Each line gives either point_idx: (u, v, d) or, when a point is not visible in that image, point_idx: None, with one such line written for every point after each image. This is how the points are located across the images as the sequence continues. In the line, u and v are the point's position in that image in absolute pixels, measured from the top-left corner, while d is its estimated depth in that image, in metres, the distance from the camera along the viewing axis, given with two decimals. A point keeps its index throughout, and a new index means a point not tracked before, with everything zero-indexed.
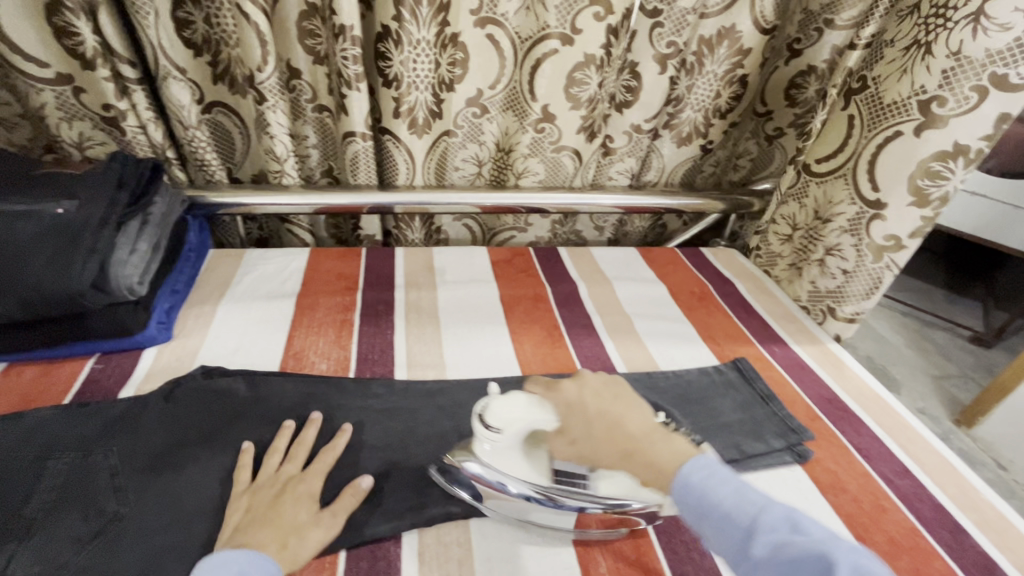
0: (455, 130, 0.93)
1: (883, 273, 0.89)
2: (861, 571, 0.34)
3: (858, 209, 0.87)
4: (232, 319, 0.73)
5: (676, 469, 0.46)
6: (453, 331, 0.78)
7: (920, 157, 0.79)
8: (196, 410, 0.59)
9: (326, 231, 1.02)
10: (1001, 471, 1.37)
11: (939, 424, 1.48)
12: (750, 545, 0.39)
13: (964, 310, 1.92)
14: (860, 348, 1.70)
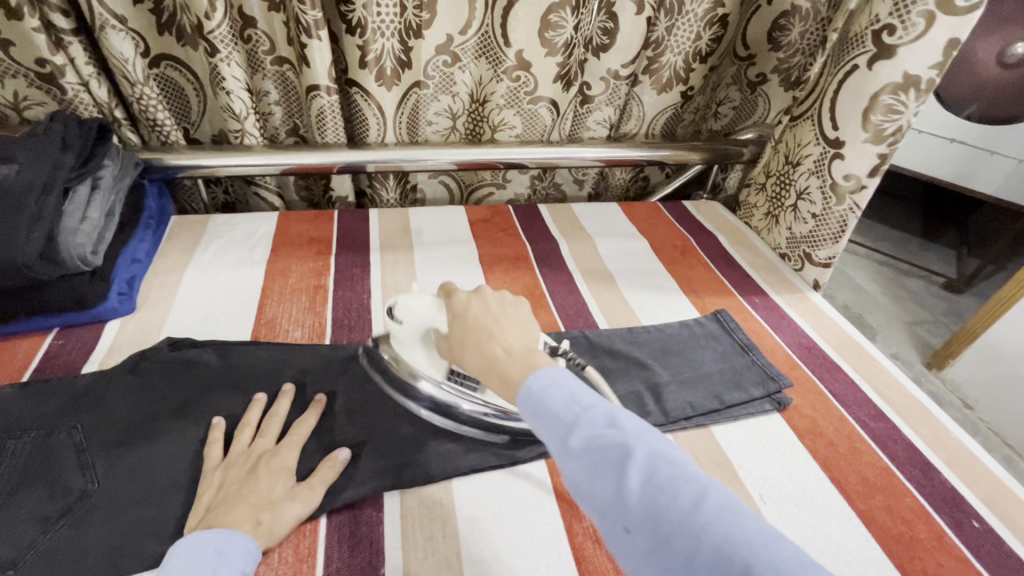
0: (425, 81, 0.88)
1: (847, 218, 0.85)
2: (656, 458, 0.38)
3: (821, 149, 0.86)
4: (199, 288, 0.71)
5: (525, 376, 0.46)
6: (432, 294, 0.76)
7: (871, 91, 0.77)
8: (165, 383, 0.57)
9: (297, 192, 0.97)
10: (967, 411, 1.43)
11: (911, 369, 1.52)
12: (570, 440, 0.40)
13: (938, 257, 1.96)
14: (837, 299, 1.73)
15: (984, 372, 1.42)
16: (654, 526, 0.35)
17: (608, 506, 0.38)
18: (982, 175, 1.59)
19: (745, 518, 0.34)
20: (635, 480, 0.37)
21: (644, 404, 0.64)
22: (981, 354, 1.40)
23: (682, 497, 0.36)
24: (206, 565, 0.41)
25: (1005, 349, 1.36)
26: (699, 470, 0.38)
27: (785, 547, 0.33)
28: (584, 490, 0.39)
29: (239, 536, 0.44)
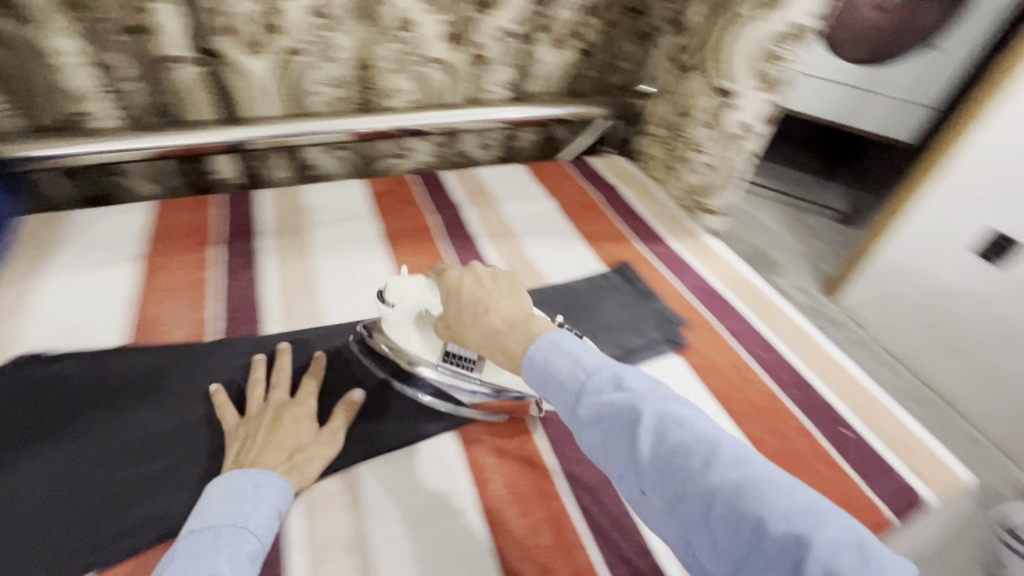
0: (301, 47, 0.82)
1: (742, 156, 0.94)
2: (666, 419, 0.40)
3: (720, 98, 0.91)
4: (69, 292, 0.65)
5: (528, 345, 0.48)
6: (339, 277, 0.74)
7: (767, 40, 0.84)
8: (38, 398, 0.54)
9: (175, 177, 0.88)
10: (862, 332, 1.57)
11: (812, 299, 1.65)
12: (579, 407, 0.43)
13: (835, 194, 2.11)
14: (746, 241, 1.84)
15: (875, 295, 1.54)
16: (669, 484, 0.38)
17: (623, 467, 0.40)
18: (862, 114, 1.67)
19: (762, 477, 0.36)
20: (646, 442, 0.39)
21: None
22: (868, 279, 1.54)
23: (696, 455, 0.38)
24: (249, 500, 0.46)
25: (885, 274, 1.50)
26: (713, 429, 0.40)
27: (801, 502, 0.35)
28: (599, 450, 0.42)
29: (276, 479, 0.49)
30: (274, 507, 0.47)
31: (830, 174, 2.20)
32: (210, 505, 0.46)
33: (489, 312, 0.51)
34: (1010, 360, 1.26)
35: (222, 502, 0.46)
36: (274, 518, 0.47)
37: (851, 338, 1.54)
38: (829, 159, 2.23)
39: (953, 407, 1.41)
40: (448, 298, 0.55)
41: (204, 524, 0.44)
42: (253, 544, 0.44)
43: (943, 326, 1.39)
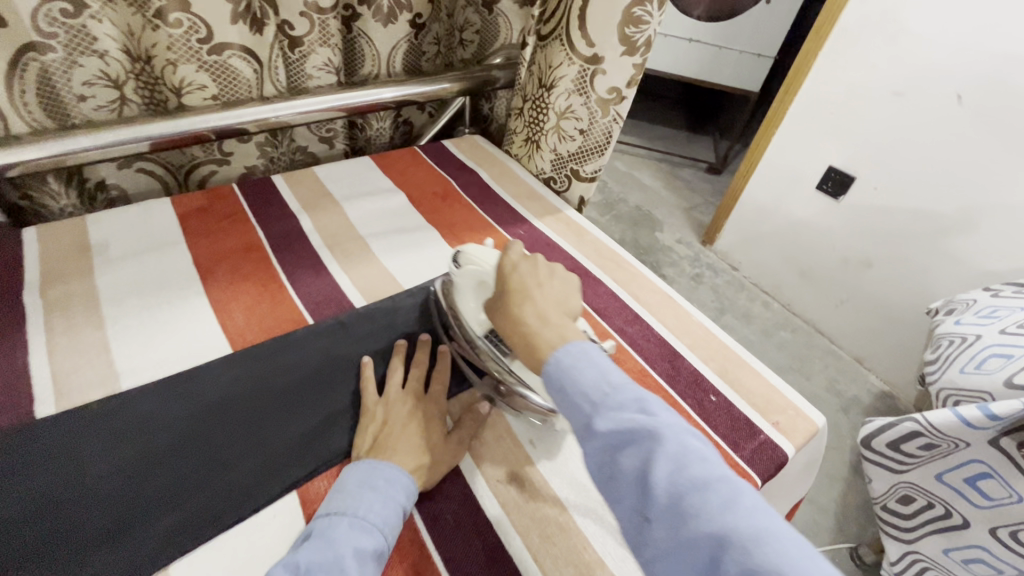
0: (296, 23, 0.74)
1: (612, 127, 0.83)
2: (685, 450, 0.35)
3: (578, 69, 0.77)
4: (126, 300, 0.57)
5: (550, 354, 0.43)
6: (390, 251, 0.70)
7: (624, 5, 0.70)
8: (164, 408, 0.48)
9: (149, 176, 0.78)
10: (733, 273, 1.96)
11: (692, 249, 2.03)
12: (595, 421, 0.38)
13: (701, 147, 2.56)
14: (630, 201, 2.19)
15: (741, 236, 1.91)
16: (679, 525, 0.33)
17: (629, 496, 0.35)
18: (717, 69, 2.08)
19: (782, 533, 0.31)
20: (662, 471, 0.34)
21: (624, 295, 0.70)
22: (733, 222, 1.91)
23: (716, 497, 0.33)
24: (375, 493, 0.44)
25: (751, 213, 1.84)
26: (733, 473, 0.34)
27: (835, 574, 0.30)
28: (606, 474, 0.37)
29: (401, 473, 0.46)
30: (398, 504, 0.44)
31: (692, 130, 2.67)
32: (344, 489, 0.44)
33: (526, 303, 0.48)
34: (846, 276, 1.65)
35: (356, 489, 0.44)
36: (399, 514, 0.43)
37: (727, 280, 1.94)
38: (688, 119, 2.74)
39: (808, 321, 1.81)
40: (498, 279, 0.52)
41: (338, 509, 0.42)
42: (376, 542, 0.41)
43: (799, 256, 1.77)
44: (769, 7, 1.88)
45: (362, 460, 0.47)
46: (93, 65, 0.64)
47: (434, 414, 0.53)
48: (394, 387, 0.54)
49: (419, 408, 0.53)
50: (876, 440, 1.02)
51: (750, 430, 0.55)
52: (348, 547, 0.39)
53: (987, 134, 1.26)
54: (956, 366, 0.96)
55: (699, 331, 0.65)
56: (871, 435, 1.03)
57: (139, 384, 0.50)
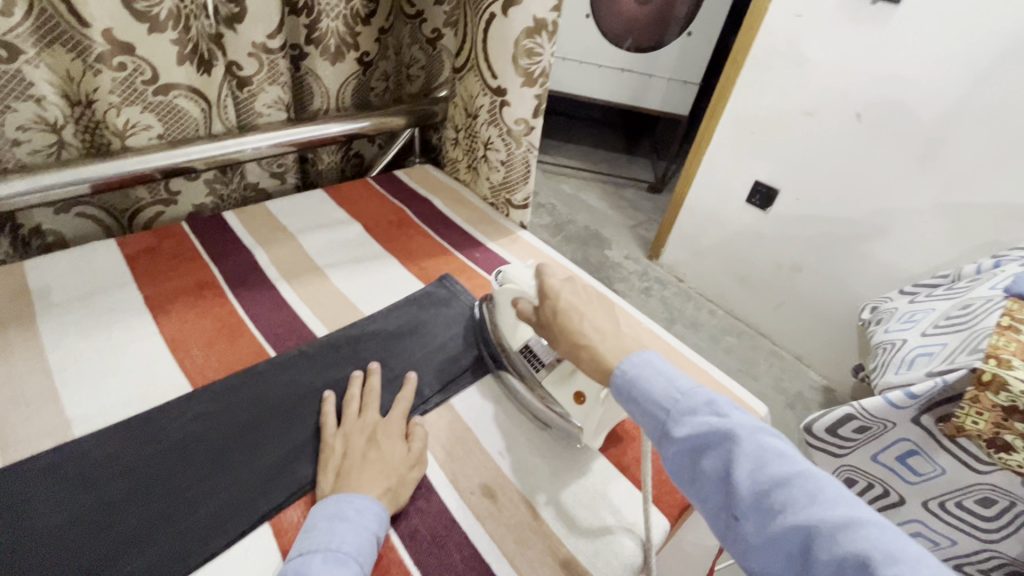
0: (244, 63, 0.76)
1: (529, 158, 0.84)
2: (762, 449, 0.39)
3: (489, 99, 0.81)
4: (77, 346, 0.55)
5: (618, 361, 0.49)
6: (350, 280, 0.71)
7: (516, 38, 0.74)
8: (120, 449, 0.47)
9: (90, 220, 0.76)
10: (680, 284, 2.07)
11: (640, 264, 2.13)
12: (675, 429, 0.43)
13: (640, 168, 2.71)
14: (579, 222, 2.28)
15: (684, 250, 2.02)
16: (764, 515, 0.37)
17: (715, 493, 0.40)
18: (650, 95, 2.23)
19: (866, 518, 0.34)
20: (743, 467, 0.39)
21: None
22: (675, 236, 2.03)
23: (800, 492, 0.36)
24: (346, 524, 0.43)
25: (691, 227, 1.96)
26: (814, 466, 0.38)
27: (913, 551, 0.32)
28: (692, 476, 0.42)
29: (372, 501, 0.45)
30: (371, 533, 0.43)
31: (630, 153, 2.83)
32: (313, 527, 0.43)
33: (583, 321, 0.53)
34: (781, 281, 1.78)
35: (326, 524, 0.43)
36: (373, 542, 0.43)
37: (675, 292, 2.04)
38: (627, 143, 2.90)
39: (751, 325, 1.93)
40: (540, 298, 0.56)
41: (309, 548, 0.41)
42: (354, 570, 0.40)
43: (737, 266, 1.89)
44: (691, 38, 2.04)
45: (329, 497, 0.46)
46: (29, 110, 0.63)
47: (395, 429, 0.52)
48: (354, 409, 0.54)
49: (378, 426, 0.52)
50: (814, 428, 1.05)
51: None
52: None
53: (885, 148, 1.42)
54: (891, 369, 1.04)
55: None
56: (811, 421, 1.06)
57: (92, 431, 0.48)
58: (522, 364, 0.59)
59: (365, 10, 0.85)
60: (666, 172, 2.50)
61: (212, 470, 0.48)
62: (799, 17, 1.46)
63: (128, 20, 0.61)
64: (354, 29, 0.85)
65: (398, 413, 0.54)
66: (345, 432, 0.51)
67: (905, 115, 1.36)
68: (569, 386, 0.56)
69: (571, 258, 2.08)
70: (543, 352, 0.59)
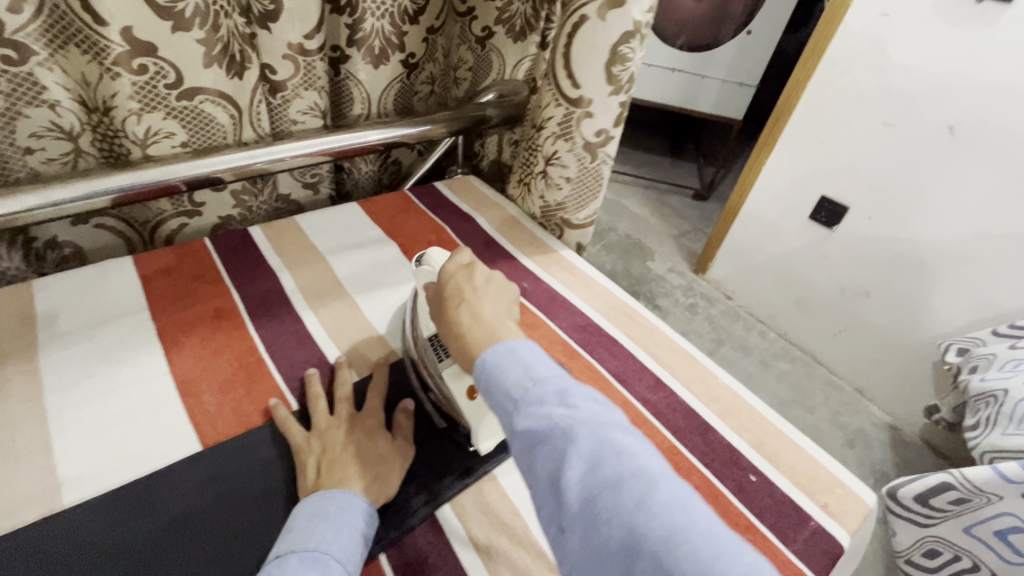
0: (279, 66, 0.68)
1: (602, 170, 0.76)
2: (601, 448, 0.35)
3: (564, 110, 0.71)
4: (76, 388, 0.49)
5: (479, 355, 0.43)
6: (382, 311, 0.63)
7: (610, 43, 0.64)
8: (114, 529, 0.40)
9: (109, 233, 0.70)
10: (728, 302, 1.94)
11: (685, 278, 2.00)
12: (516, 422, 0.38)
13: (686, 174, 2.57)
14: (620, 230, 2.16)
15: (733, 265, 1.89)
16: (590, 529, 0.33)
17: (547, 498, 0.36)
18: (703, 97, 2.08)
19: (691, 527, 0.32)
20: (576, 468, 0.35)
21: (643, 350, 0.63)
22: (725, 251, 1.89)
23: (629, 495, 0.33)
24: (327, 521, 0.41)
25: (742, 241, 1.82)
26: (652, 467, 0.35)
27: (733, 561, 0.30)
28: (529, 475, 0.37)
29: (355, 496, 0.44)
30: (357, 530, 0.42)
31: (675, 157, 2.69)
32: (293, 525, 0.41)
33: (462, 306, 0.47)
34: (843, 305, 1.63)
35: (306, 523, 0.41)
36: (358, 541, 0.41)
37: (721, 310, 1.90)
38: (672, 146, 2.76)
39: (806, 351, 1.78)
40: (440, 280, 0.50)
41: (289, 548, 0.39)
42: (339, 573, 0.38)
43: (792, 286, 1.75)
44: (750, 37, 1.89)
45: (313, 491, 0.44)
46: (42, 116, 0.57)
47: (374, 424, 0.50)
48: (323, 411, 0.50)
49: (353, 423, 0.50)
50: (898, 492, 0.92)
51: (798, 517, 0.49)
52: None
53: (980, 165, 1.25)
54: (998, 428, 0.90)
55: (729, 397, 0.59)
56: (896, 483, 0.93)
57: (86, 498, 0.42)
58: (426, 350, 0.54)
59: (413, 6, 0.77)
60: (714, 180, 2.35)
61: (216, 556, 0.41)
62: (886, 16, 1.31)
63: (151, 18, 0.54)
64: (401, 28, 0.77)
65: (374, 405, 0.52)
66: (320, 434, 0.48)
67: (1011, 129, 1.20)
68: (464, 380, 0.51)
69: (612, 270, 1.97)
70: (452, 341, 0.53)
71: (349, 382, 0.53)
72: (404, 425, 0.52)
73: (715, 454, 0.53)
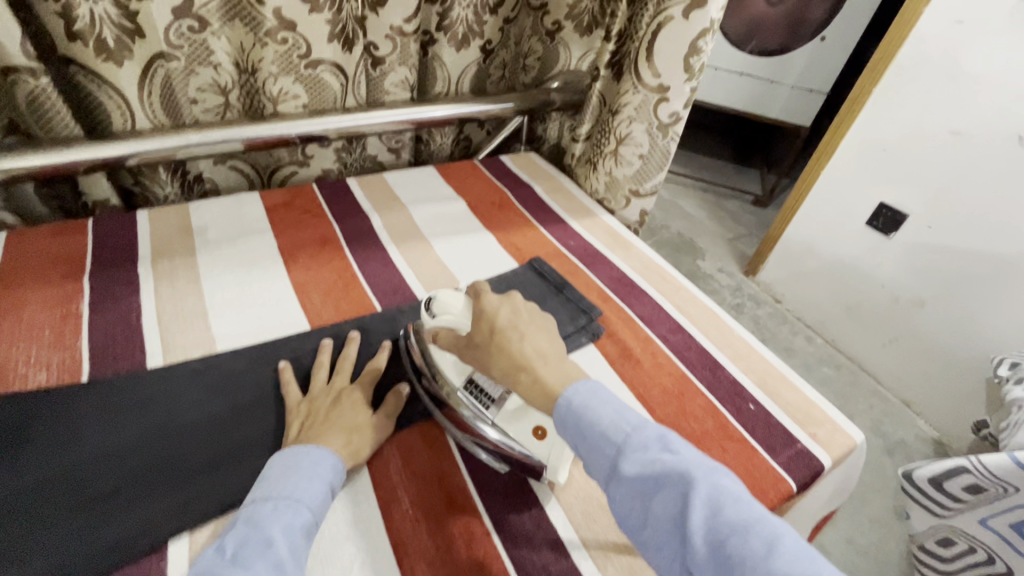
0: (380, 44, 0.83)
1: (670, 148, 0.87)
2: (716, 491, 0.37)
3: (643, 96, 0.82)
4: (223, 277, 0.65)
5: (559, 394, 0.46)
6: (449, 250, 0.76)
7: (689, 38, 0.74)
8: (249, 373, 0.55)
9: (239, 173, 0.87)
10: (776, 305, 1.94)
11: (734, 278, 2.02)
12: (620, 463, 0.41)
13: (746, 180, 2.57)
14: (672, 228, 2.21)
15: (785, 270, 1.89)
16: (724, 573, 0.34)
17: (666, 541, 0.38)
18: (773, 102, 2.08)
19: (831, 574, 0.33)
20: (694, 508, 0.37)
21: (668, 301, 0.73)
22: (777, 254, 1.90)
23: (757, 538, 0.35)
24: (300, 473, 0.44)
25: (795, 245, 1.83)
26: (772, 512, 0.36)
27: None
28: (642, 518, 0.39)
29: (329, 454, 0.46)
30: (326, 482, 0.45)
31: (738, 163, 2.69)
32: (268, 475, 0.44)
33: (523, 342, 0.50)
34: (896, 315, 1.61)
35: (280, 473, 0.44)
36: (328, 490, 0.44)
37: (769, 313, 1.91)
38: (734, 152, 2.76)
39: (853, 360, 1.77)
40: (482, 323, 0.52)
41: (265, 494, 0.42)
42: (308, 518, 0.42)
43: (844, 293, 1.74)
44: (825, 42, 1.90)
45: (288, 447, 0.47)
46: (207, 74, 0.74)
47: (361, 397, 0.53)
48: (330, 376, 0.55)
49: (342, 395, 0.53)
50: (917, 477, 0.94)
51: (787, 439, 0.56)
52: (277, 526, 0.40)
53: None
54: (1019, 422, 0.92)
55: (741, 345, 0.67)
56: (915, 468, 0.95)
57: (231, 349, 0.57)
58: (466, 402, 0.53)
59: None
60: (775, 186, 2.35)
61: None
62: (960, 24, 1.31)
63: (296, 2, 0.70)
64: (482, 18, 0.90)
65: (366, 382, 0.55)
66: (310, 401, 0.52)
67: None
68: (526, 421, 0.51)
69: None
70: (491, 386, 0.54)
71: (353, 356, 0.57)
72: (391, 403, 0.54)
73: (720, 385, 0.61)
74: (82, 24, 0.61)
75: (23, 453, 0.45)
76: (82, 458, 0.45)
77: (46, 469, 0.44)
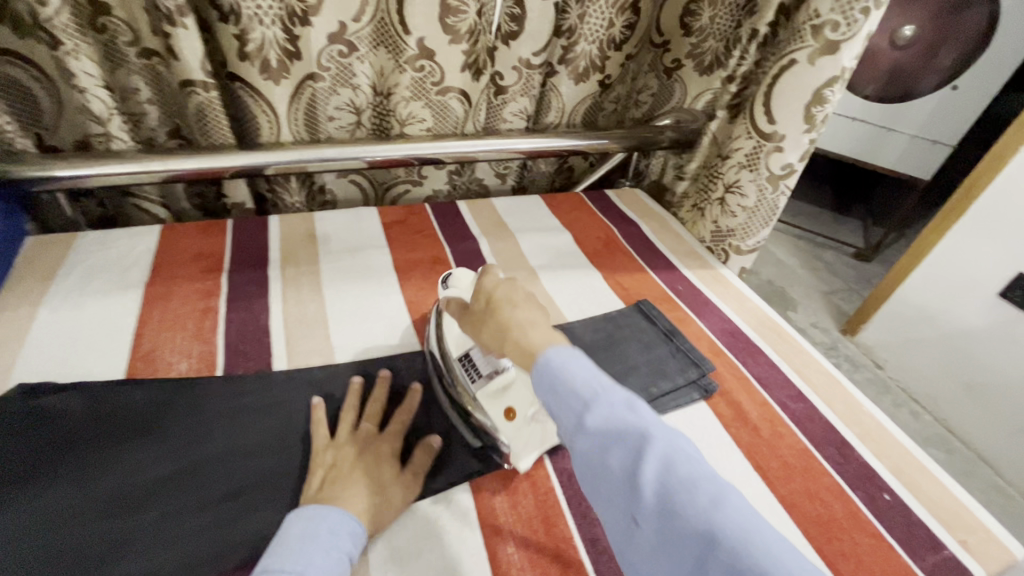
0: (506, 74, 0.84)
1: (779, 202, 0.82)
2: (675, 452, 0.34)
3: (755, 142, 0.78)
4: (342, 288, 0.67)
5: (538, 352, 0.40)
6: (554, 283, 0.75)
7: (815, 86, 0.71)
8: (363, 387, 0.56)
9: (358, 188, 0.91)
10: (877, 371, 1.76)
11: (830, 336, 1.86)
12: (585, 416, 0.36)
13: (848, 230, 2.38)
14: (763, 275, 2.09)
15: (890, 334, 1.72)
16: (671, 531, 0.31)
17: (614, 497, 0.33)
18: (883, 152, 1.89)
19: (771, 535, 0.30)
20: (651, 469, 0.33)
21: (788, 364, 0.67)
22: (884, 316, 1.72)
23: (704, 496, 0.32)
24: (316, 542, 0.40)
25: (907, 309, 1.66)
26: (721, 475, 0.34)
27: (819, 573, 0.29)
28: (593, 476, 0.35)
29: (348, 518, 0.42)
30: (344, 553, 0.40)
31: (839, 212, 2.51)
32: (282, 543, 0.40)
33: (515, 309, 0.46)
34: None
35: (296, 542, 0.40)
36: (345, 564, 0.40)
37: (867, 378, 1.74)
38: (836, 199, 2.58)
39: (968, 444, 1.56)
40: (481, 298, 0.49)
41: (277, 564, 0.38)
42: None
43: (963, 369, 1.55)
44: (955, 92, 1.70)
45: (305, 509, 0.43)
46: (346, 95, 0.78)
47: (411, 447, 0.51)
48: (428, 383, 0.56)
49: (370, 447, 0.49)
50: None
51: (931, 541, 0.49)
52: None
53: None
54: None
55: (873, 424, 0.60)
56: None
57: (347, 360, 0.59)
58: (458, 372, 0.55)
59: (621, 36, 0.89)
60: (884, 241, 2.16)
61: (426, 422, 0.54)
62: None
63: (438, 32, 0.73)
64: (605, 53, 0.90)
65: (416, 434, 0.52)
66: (336, 448, 0.48)
67: None
68: (501, 401, 0.53)
69: None
70: (483, 362, 0.54)
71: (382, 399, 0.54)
72: (419, 460, 0.50)
73: (850, 467, 0.55)
74: (254, 46, 0.67)
75: (162, 442, 0.48)
76: (213, 452, 0.48)
77: (181, 461, 0.47)
